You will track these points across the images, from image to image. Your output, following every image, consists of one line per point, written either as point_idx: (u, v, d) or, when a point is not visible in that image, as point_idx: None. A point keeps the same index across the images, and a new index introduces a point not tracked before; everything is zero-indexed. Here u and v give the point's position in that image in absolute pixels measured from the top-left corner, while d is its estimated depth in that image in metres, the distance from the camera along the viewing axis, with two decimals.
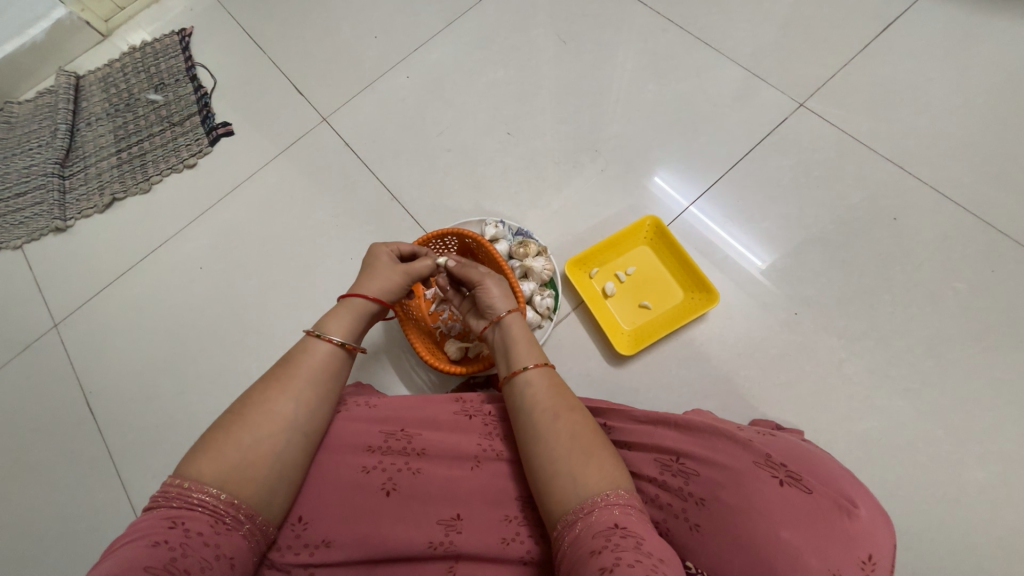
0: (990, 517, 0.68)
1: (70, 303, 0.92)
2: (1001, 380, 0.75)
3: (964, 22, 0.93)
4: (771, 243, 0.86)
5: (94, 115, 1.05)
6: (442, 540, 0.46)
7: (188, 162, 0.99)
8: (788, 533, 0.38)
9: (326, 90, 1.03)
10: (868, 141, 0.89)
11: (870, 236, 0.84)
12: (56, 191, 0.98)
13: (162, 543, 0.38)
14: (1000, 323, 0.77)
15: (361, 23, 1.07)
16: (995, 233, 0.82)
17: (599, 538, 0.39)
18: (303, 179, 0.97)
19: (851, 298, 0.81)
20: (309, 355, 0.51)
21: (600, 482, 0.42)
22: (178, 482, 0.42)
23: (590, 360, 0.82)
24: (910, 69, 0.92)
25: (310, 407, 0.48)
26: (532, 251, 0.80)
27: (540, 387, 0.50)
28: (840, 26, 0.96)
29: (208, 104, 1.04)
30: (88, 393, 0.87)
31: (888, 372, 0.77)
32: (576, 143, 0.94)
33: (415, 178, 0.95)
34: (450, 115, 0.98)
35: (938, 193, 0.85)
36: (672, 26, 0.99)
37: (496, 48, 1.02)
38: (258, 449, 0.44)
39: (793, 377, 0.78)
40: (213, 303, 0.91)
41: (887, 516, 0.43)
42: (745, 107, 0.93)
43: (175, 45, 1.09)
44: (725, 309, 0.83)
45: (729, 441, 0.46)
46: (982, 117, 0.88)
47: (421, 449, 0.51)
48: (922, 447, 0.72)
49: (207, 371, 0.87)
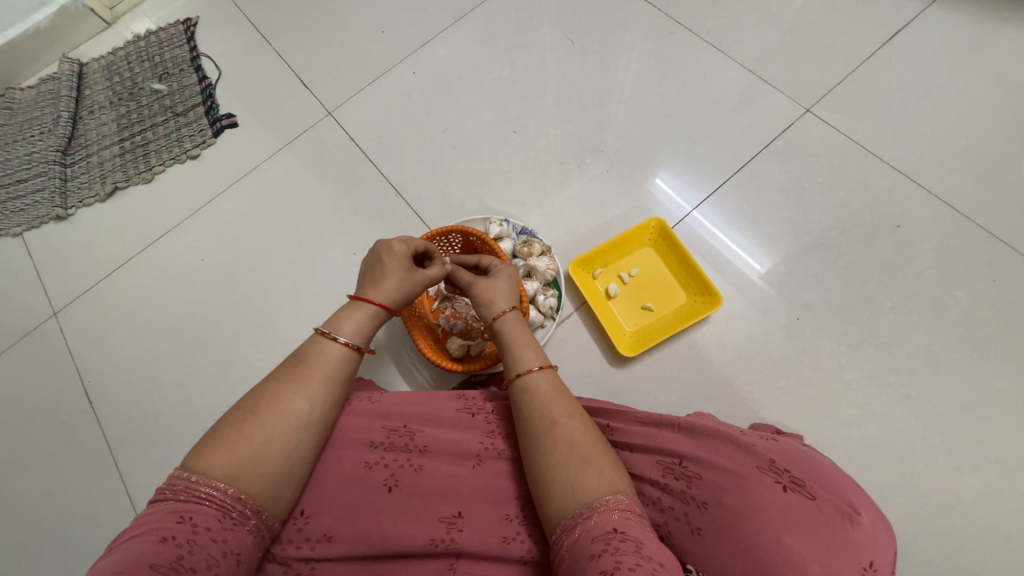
0: (987, 524, 0.69)
1: (71, 292, 0.92)
2: (999, 389, 0.75)
3: (970, 31, 0.94)
4: (773, 247, 0.86)
5: (97, 104, 1.04)
6: (443, 537, 0.46)
7: (191, 153, 0.99)
8: (791, 539, 0.39)
9: (331, 83, 1.02)
10: (871, 147, 0.90)
11: (872, 243, 0.85)
12: (57, 178, 0.97)
13: (170, 539, 0.38)
14: (999, 332, 0.78)
15: (368, 17, 1.06)
16: (995, 242, 0.82)
17: (598, 542, 0.39)
18: (306, 173, 0.97)
19: (852, 305, 0.82)
20: (323, 356, 0.51)
21: (600, 486, 0.43)
22: (186, 475, 0.42)
23: (591, 359, 0.82)
24: (915, 77, 0.93)
25: (322, 407, 0.48)
26: (536, 250, 0.80)
27: (543, 392, 0.50)
28: (846, 33, 0.97)
29: (212, 95, 1.03)
30: (87, 383, 0.86)
31: (887, 379, 0.77)
32: (580, 143, 0.94)
33: (419, 174, 0.94)
34: (456, 112, 0.98)
35: (940, 202, 0.85)
36: (679, 28, 0.99)
37: (502, 45, 1.01)
38: (268, 447, 0.44)
39: (793, 382, 0.78)
40: (215, 295, 0.90)
41: (887, 524, 0.43)
42: (750, 111, 0.94)
43: (180, 34, 1.08)
44: (726, 312, 0.83)
45: (731, 445, 0.46)
46: (985, 126, 0.89)
47: (423, 446, 0.51)
48: (920, 454, 0.73)
49: (208, 363, 0.86)
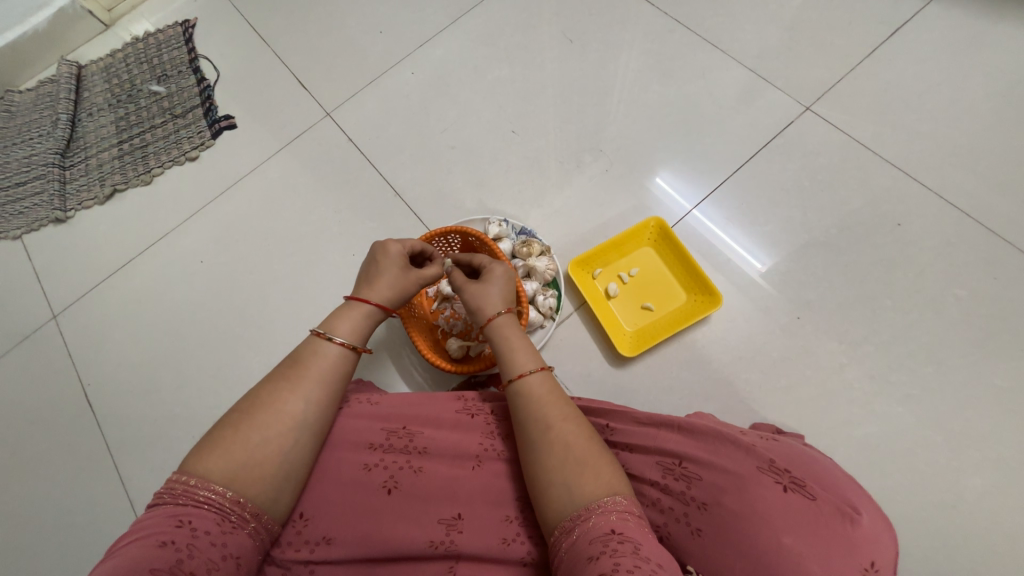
0: (988, 524, 0.69)
1: (71, 294, 0.92)
2: (1001, 388, 0.75)
3: (971, 28, 0.93)
4: (773, 246, 0.86)
5: (96, 106, 1.04)
6: (442, 539, 0.46)
7: (190, 155, 0.99)
8: (790, 539, 0.39)
9: (329, 84, 1.02)
10: (871, 145, 0.89)
11: (873, 241, 0.84)
12: (56, 181, 0.97)
13: (169, 543, 0.38)
14: (1000, 330, 0.78)
15: (366, 17, 1.06)
16: (996, 240, 0.82)
17: (597, 544, 0.39)
18: (305, 174, 0.96)
19: (853, 304, 0.81)
20: (318, 356, 0.50)
21: (599, 489, 0.43)
22: (184, 479, 0.42)
23: (592, 359, 0.82)
24: (915, 74, 0.92)
25: (319, 407, 0.48)
26: (535, 250, 0.80)
27: (541, 395, 0.49)
28: (845, 31, 0.96)
29: (211, 96, 1.03)
30: (87, 386, 0.86)
31: (888, 377, 0.77)
32: (579, 143, 0.94)
33: (418, 175, 0.94)
34: (454, 113, 0.98)
35: (941, 200, 0.85)
36: (678, 27, 0.99)
37: (501, 45, 1.01)
38: (266, 449, 0.44)
39: (794, 381, 0.78)
40: (214, 297, 0.90)
41: (889, 524, 0.43)
42: (749, 110, 0.93)
43: (179, 36, 1.08)
44: (726, 311, 0.83)
45: (731, 446, 0.46)
46: (986, 123, 0.88)
47: (423, 448, 0.51)
48: (921, 454, 0.73)
49: (207, 365, 0.86)
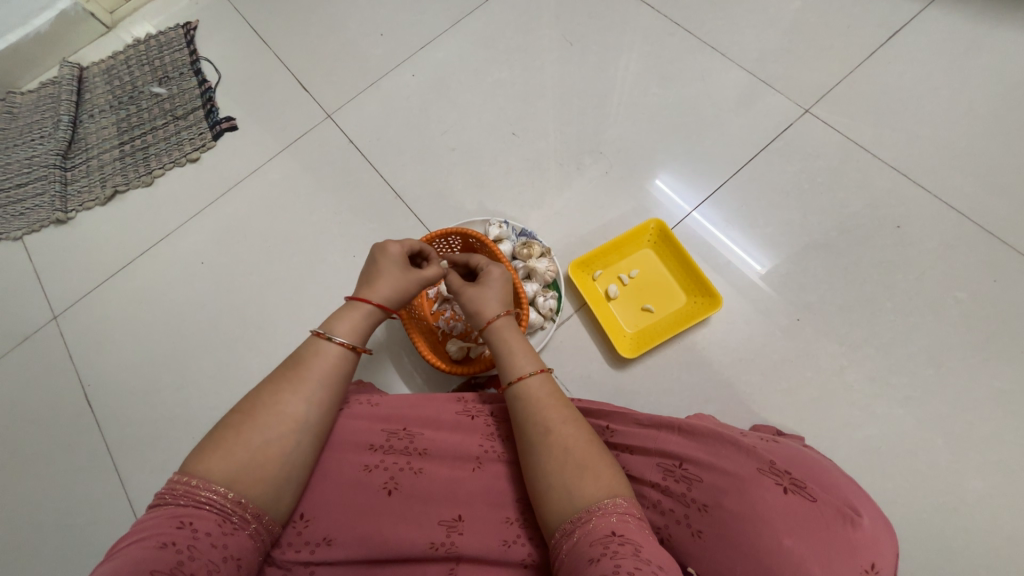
0: (989, 527, 0.68)
1: (71, 295, 0.92)
2: (1001, 389, 0.75)
3: (970, 32, 0.94)
4: (773, 248, 0.86)
5: (98, 107, 1.04)
6: (443, 541, 0.46)
7: (191, 156, 0.99)
8: (791, 542, 0.39)
9: (330, 86, 1.02)
10: (871, 148, 0.90)
11: (872, 243, 0.85)
12: (57, 182, 0.97)
13: (170, 545, 0.38)
14: (1000, 332, 0.78)
15: (366, 20, 1.07)
16: (996, 242, 0.82)
17: (597, 546, 0.39)
18: (305, 175, 0.97)
19: (853, 306, 0.82)
20: (320, 358, 0.50)
21: (599, 490, 0.43)
22: (185, 480, 0.42)
23: (592, 361, 0.82)
24: (914, 77, 0.93)
25: (321, 408, 0.48)
26: (535, 252, 0.80)
27: (541, 397, 0.49)
28: (844, 34, 0.97)
29: (212, 98, 1.03)
30: (87, 387, 0.86)
31: (888, 379, 0.77)
32: (579, 145, 0.94)
33: (418, 176, 0.94)
34: (454, 115, 0.98)
35: (940, 202, 0.85)
36: (678, 30, 0.99)
37: (502, 47, 1.02)
38: (268, 450, 0.44)
39: (794, 383, 0.78)
40: (215, 298, 0.90)
41: (889, 525, 0.43)
42: (749, 113, 0.94)
43: (181, 38, 1.09)
44: (726, 313, 0.83)
45: (732, 447, 0.46)
46: (985, 126, 0.88)
47: (423, 449, 0.51)
48: (922, 456, 0.73)
49: (207, 366, 0.86)
